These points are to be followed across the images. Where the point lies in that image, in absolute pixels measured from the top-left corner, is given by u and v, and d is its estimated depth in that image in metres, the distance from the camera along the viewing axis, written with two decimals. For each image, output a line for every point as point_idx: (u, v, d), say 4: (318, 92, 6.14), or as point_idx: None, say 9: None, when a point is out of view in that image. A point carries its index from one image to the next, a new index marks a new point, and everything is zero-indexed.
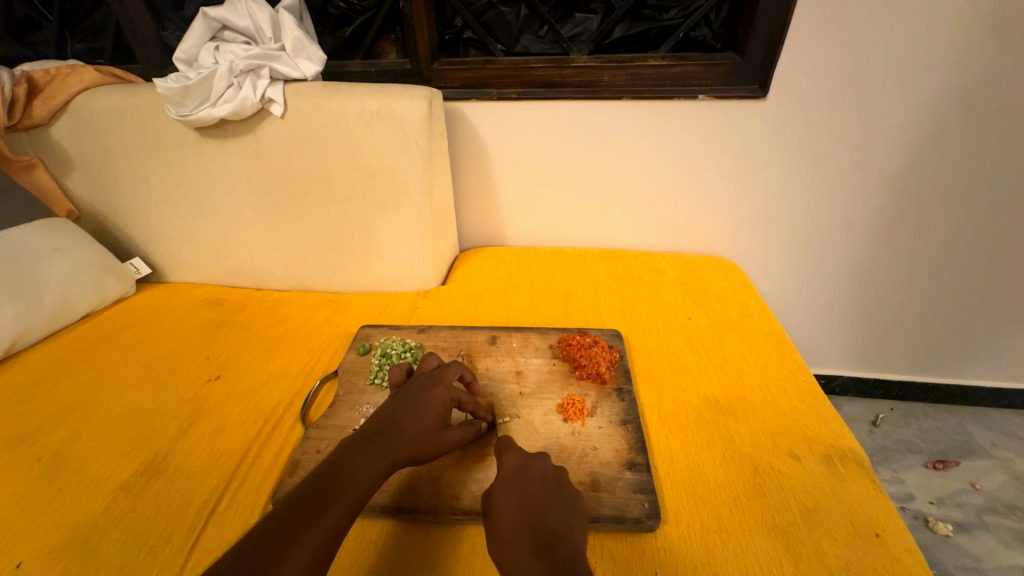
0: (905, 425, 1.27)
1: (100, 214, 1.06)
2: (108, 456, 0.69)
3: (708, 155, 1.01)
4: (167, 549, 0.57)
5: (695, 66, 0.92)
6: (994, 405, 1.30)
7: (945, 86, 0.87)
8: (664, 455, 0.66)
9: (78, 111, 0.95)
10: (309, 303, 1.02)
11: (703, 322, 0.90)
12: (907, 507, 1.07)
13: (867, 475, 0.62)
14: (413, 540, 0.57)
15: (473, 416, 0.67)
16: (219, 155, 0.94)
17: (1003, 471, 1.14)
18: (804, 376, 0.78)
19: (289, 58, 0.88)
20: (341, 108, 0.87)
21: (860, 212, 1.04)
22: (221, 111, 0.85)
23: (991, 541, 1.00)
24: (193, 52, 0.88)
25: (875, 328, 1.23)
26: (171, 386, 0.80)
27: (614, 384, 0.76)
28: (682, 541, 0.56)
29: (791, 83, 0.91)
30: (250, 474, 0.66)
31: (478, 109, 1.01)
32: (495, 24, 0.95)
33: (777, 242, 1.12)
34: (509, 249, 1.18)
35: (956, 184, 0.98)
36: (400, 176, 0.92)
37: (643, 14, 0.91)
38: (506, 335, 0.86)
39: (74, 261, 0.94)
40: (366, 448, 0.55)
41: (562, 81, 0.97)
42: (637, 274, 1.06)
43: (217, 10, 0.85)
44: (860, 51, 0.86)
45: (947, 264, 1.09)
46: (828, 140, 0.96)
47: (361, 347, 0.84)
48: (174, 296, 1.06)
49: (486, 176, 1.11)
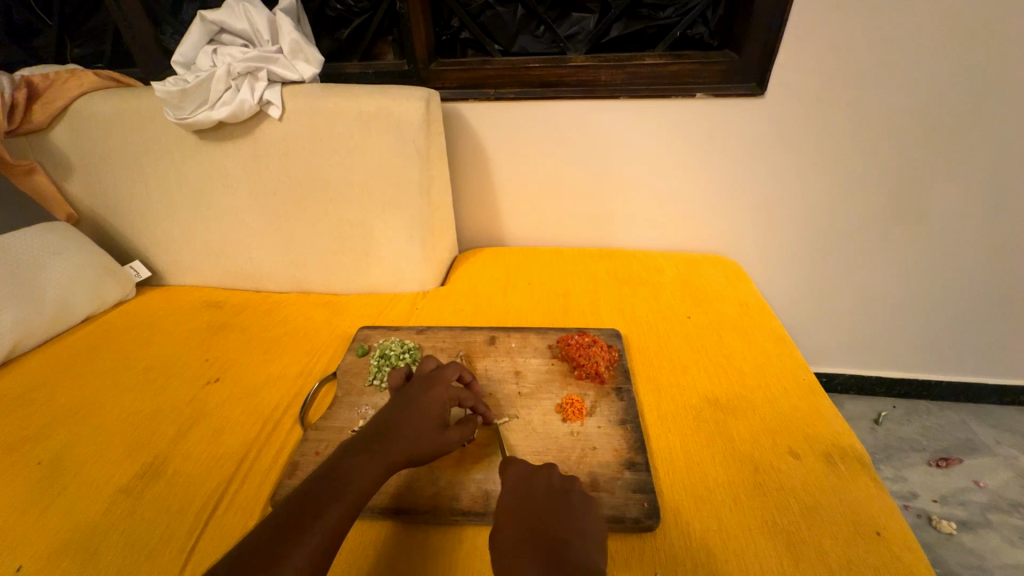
0: (907, 423, 1.26)
1: (100, 218, 1.06)
2: (108, 458, 0.69)
3: (706, 152, 1.01)
4: (167, 551, 0.57)
5: (693, 65, 0.92)
6: (997, 403, 1.29)
7: (943, 82, 0.87)
8: (664, 455, 0.66)
9: (77, 115, 0.95)
10: (309, 305, 1.02)
11: (702, 321, 0.90)
12: (910, 506, 1.07)
13: (868, 474, 0.62)
14: (412, 541, 0.57)
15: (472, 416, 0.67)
16: (218, 158, 0.94)
17: (1008, 469, 1.13)
18: (805, 375, 0.77)
19: (286, 61, 0.89)
20: (339, 109, 0.87)
21: (860, 209, 1.04)
22: (220, 113, 0.85)
23: (995, 539, 0.99)
24: (191, 54, 0.88)
25: (876, 325, 1.22)
26: (171, 388, 0.80)
27: (613, 383, 0.76)
28: (680, 541, 0.56)
29: (788, 80, 0.91)
30: (249, 475, 0.66)
31: (476, 109, 1.01)
32: (492, 24, 0.95)
33: (777, 240, 1.12)
34: (508, 249, 1.18)
35: (956, 180, 0.97)
36: (398, 177, 0.92)
37: (641, 13, 0.90)
38: (505, 335, 0.86)
39: (75, 265, 0.94)
40: (365, 450, 0.55)
41: (559, 81, 0.96)
42: (636, 273, 1.06)
43: (214, 13, 0.85)
44: (857, 48, 0.86)
45: (948, 260, 1.08)
46: (828, 137, 0.96)
47: (360, 348, 0.84)
48: (174, 299, 1.06)
49: (484, 176, 1.11)
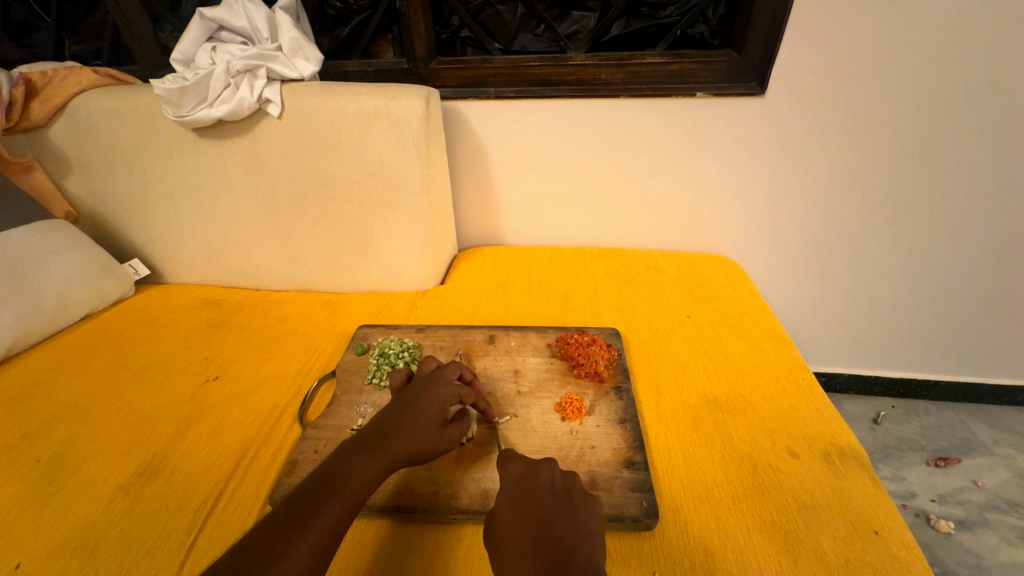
0: (905, 422, 1.26)
1: (99, 216, 1.06)
2: (107, 456, 0.69)
3: (707, 151, 1.01)
4: (166, 549, 0.57)
5: (693, 64, 0.92)
6: (995, 403, 1.29)
7: (943, 83, 0.87)
8: (663, 454, 0.66)
9: (76, 112, 0.95)
10: (308, 303, 1.02)
11: (702, 320, 0.90)
12: (908, 505, 1.07)
13: (866, 473, 0.62)
14: (411, 540, 0.57)
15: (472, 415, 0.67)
16: (217, 156, 0.94)
17: (1006, 469, 1.13)
18: (804, 375, 0.77)
19: (286, 59, 0.88)
20: (338, 107, 0.87)
21: (859, 209, 1.04)
22: (219, 111, 0.85)
23: (993, 539, 0.99)
24: (190, 52, 0.87)
25: (876, 325, 1.22)
26: (170, 386, 0.80)
27: (612, 382, 0.76)
28: (679, 540, 0.56)
29: (789, 80, 0.90)
30: (248, 473, 0.66)
31: (475, 107, 1.01)
32: (492, 22, 0.95)
33: (777, 240, 1.12)
34: (508, 248, 1.17)
35: (955, 181, 0.97)
36: (398, 175, 0.92)
37: (641, 11, 0.90)
38: (504, 334, 0.85)
39: (74, 262, 0.94)
40: (363, 448, 0.55)
41: (560, 79, 0.96)
42: (636, 272, 1.05)
43: (213, 10, 0.85)
44: (858, 48, 0.86)
45: (947, 261, 1.08)
46: (827, 137, 0.96)
47: (359, 347, 0.84)
48: (172, 297, 1.06)
49: (483, 175, 1.10)
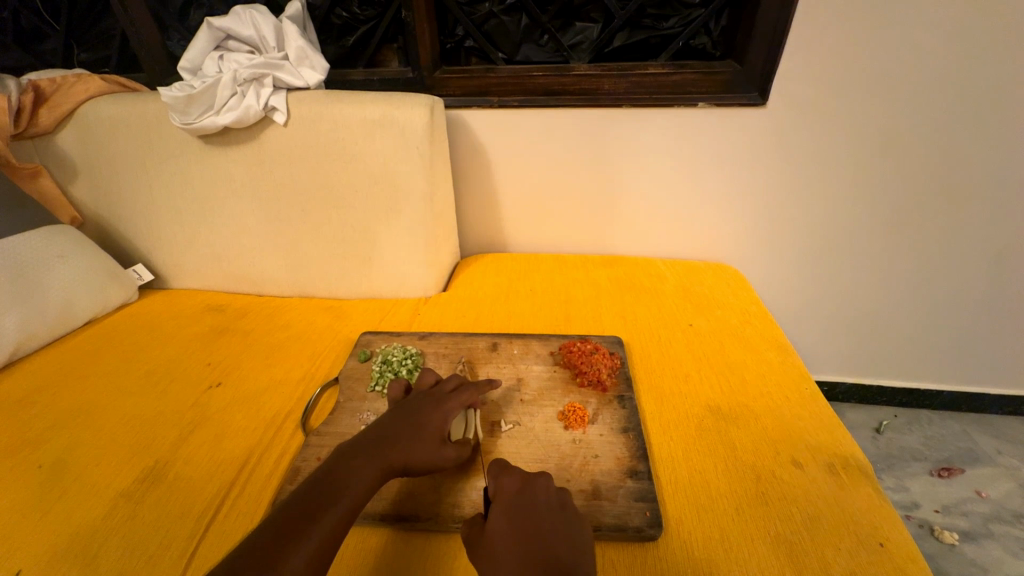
0: (908, 432, 1.26)
1: (105, 222, 1.07)
2: (109, 462, 0.69)
3: (708, 160, 1.01)
4: (167, 557, 0.57)
5: (695, 74, 0.93)
6: (998, 412, 1.29)
7: (939, 97, 0.88)
8: (666, 463, 0.66)
9: (83, 119, 0.96)
10: (311, 310, 1.02)
11: (704, 329, 0.90)
12: (913, 516, 1.06)
13: (869, 483, 0.62)
14: (413, 549, 0.57)
15: (468, 436, 0.65)
16: (222, 163, 0.94)
17: (1010, 479, 1.13)
18: (808, 384, 0.77)
19: (293, 68, 0.89)
20: (343, 116, 0.87)
21: (861, 218, 1.04)
22: (225, 118, 0.85)
23: (997, 551, 0.98)
24: (198, 60, 0.89)
25: (878, 334, 1.22)
26: (172, 393, 0.80)
27: (615, 391, 0.76)
28: (682, 551, 0.56)
29: (790, 91, 0.91)
30: (250, 481, 0.65)
31: (479, 116, 1.01)
32: (496, 33, 0.96)
33: (779, 248, 1.12)
34: (510, 256, 1.18)
35: (953, 190, 0.98)
36: (401, 183, 0.93)
37: (643, 23, 0.91)
38: (507, 342, 0.86)
39: (79, 268, 0.94)
40: (367, 456, 0.55)
41: (562, 89, 0.97)
42: (638, 281, 1.06)
43: (222, 19, 0.86)
44: (856, 63, 0.87)
45: (947, 270, 1.08)
46: (827, 149, 0.97)
47: (362, 354, 0.84)
48: (176, 304, 1.06)
49: (487, 182, 1.11)
